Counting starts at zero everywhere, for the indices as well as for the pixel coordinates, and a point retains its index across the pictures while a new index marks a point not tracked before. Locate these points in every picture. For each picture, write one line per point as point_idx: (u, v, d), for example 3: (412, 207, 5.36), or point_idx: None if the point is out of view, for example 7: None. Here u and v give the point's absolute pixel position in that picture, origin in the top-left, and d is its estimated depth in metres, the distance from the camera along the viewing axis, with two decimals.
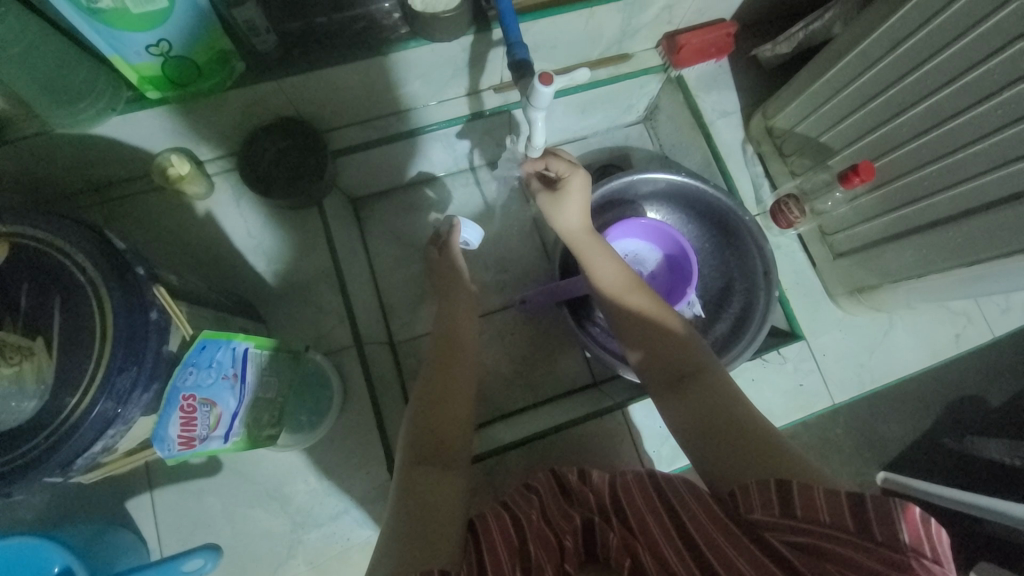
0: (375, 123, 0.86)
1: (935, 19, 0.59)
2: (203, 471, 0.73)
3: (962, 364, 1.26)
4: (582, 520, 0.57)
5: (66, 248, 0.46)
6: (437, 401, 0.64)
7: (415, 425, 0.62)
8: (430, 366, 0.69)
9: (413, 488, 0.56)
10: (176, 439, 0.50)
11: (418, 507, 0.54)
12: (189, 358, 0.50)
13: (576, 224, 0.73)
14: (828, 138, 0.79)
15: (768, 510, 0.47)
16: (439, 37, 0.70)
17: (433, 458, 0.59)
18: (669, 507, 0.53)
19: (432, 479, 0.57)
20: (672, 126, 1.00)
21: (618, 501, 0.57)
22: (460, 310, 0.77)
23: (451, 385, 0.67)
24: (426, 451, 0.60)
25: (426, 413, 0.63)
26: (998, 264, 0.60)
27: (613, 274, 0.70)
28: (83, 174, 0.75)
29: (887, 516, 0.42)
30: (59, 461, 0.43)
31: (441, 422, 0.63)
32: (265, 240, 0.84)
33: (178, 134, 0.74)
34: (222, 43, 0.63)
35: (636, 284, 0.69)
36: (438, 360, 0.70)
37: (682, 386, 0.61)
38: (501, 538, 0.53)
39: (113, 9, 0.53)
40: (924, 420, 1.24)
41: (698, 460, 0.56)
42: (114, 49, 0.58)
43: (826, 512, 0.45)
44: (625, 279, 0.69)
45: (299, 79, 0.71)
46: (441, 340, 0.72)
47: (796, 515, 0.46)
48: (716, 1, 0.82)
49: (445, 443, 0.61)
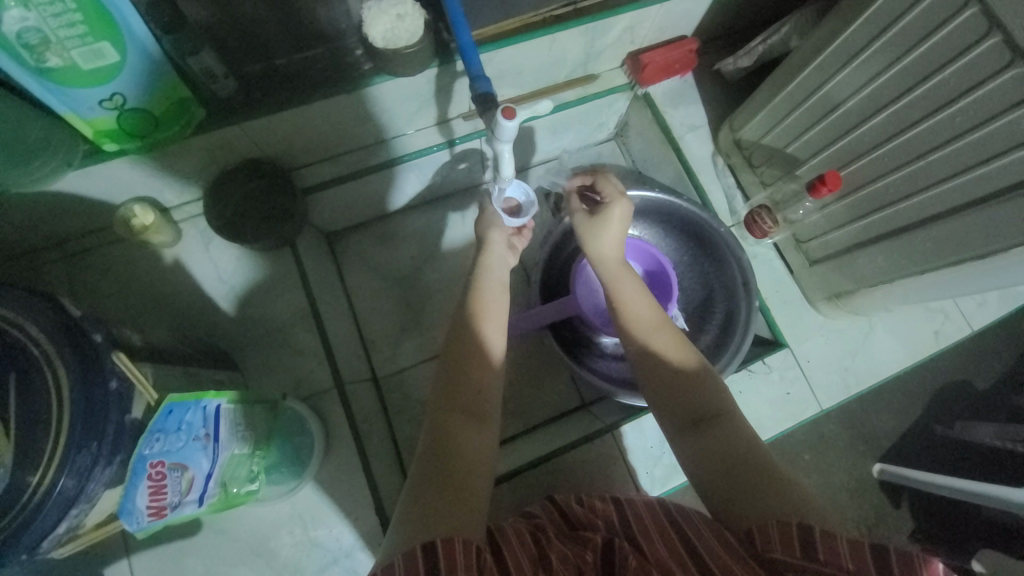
0: (345, 158, 0.85)
1: (885, 33, 0.59)
2: (181, 534, 0.70)
3: (948, 352, 1.27)
4: (602, 540, 0.55)
5: (16, 322, 0.43)
6: (468, 354, 0.59)
7: (443, 388, 0.57)
8: (457, 324, 0.62)
9: (438, 438, 0.53)
10: (145, 510, 0.48)
11: (443, 469, 0.50)
12: (155, 425, 0.48)
13: (614, 247, 0.70)
14: (795, 147, 0.78)
15: (789, 551, 0.45)
16: (402, 72, 0.70)
17: (462, 411, 0.55)
18: (679, 529, 0.53)
19: (464, 433, 0.53)
20: (642, 142, 1.01)
21: (629, 524, 0.57)
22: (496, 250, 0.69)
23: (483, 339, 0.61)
24: (454, 402, 0.56)
25: (454, 372, 0.58)
26: (968, 267, 0.61)
27: (637, 305, 0.66)
28: (43, 230, 0.73)
29: (910, 569, 0.40)
30: (23, 545, 0.41)
31: (471, 386, 0.57)
32: (239, 283, 0.82)
33: (140, 184, 0.72)
34: (180, 91, 0.62)
35: (663, 323, 0.65)
36: (464, 320, 0.62)
37: (705, 428, 0.57)
38: (521, 550, 0.52)
39: (62, 67, 0.52)
40: (915, 411, 1.25)
41: (713, 497, 0.54)
42: (66, 106, 0.57)
43: (849, 558, 0.42)
44: (652, 313, 0.66)
45: (264, 121, 0.70)
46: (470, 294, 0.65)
47: (817, 559, 0.43)
48: (676, 19, 0.83)
49: (475, 400, 0.56)
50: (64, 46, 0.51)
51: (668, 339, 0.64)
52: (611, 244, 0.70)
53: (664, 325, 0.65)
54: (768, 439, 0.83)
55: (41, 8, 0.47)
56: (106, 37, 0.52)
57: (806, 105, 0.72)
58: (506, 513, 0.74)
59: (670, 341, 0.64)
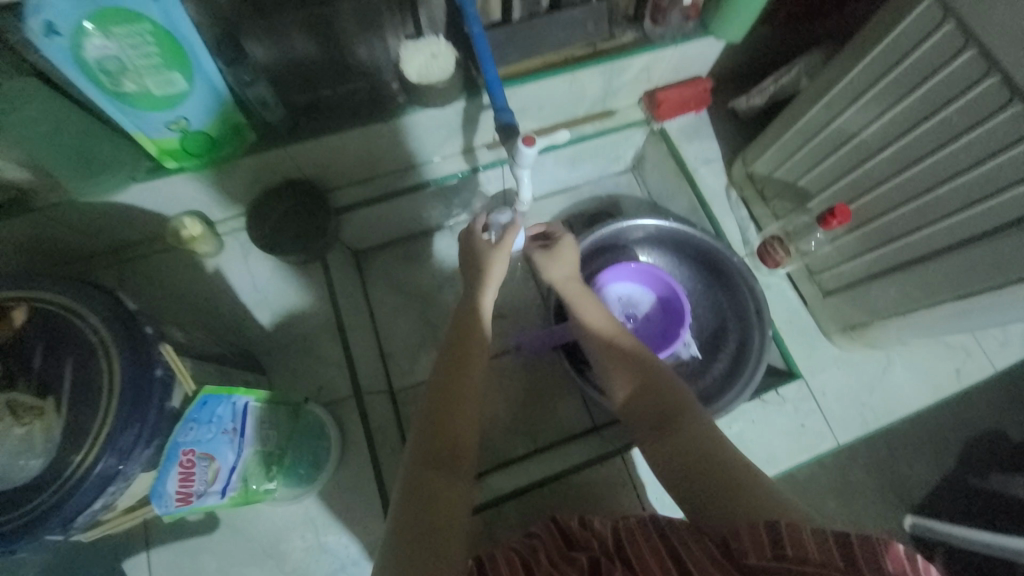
0: (375, 182, 0.91)
1: (888, 74, 0.62)
2: (199, 529, 0.72)
3: (978, 398, 1.23)
4: (589, 560, 0.55)
5: (83, 312, 0.49)
6: (450, 409, 0.61)
7: (419, 437, 0.59)
8: (441, 372, 0.63)
9: (424, 474, 0.56)
10: (174, 495, 0.52)
11: (423, 523, 0.53)
12: (191, 413, 0.52)
13: (562, 276, 0.75)
14: (805, 181, 0.81)
15: (759, 553, 0.44)
16: (432, 103, 0.77)
17: (440, 462, 0.57)
18: (670, 547, 0.51)
19: (442, 484, 0.56)
20: (658, 174, 1.05)
21: (619, 543, 0.56)
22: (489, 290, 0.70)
23: (463, 390, 0.62)
24: (433, 454, 0.58)
25: (431, 423, 0.60)
26: (985, 297, 0.61)
27: (598, 319, 0.70)
28: (101, 238, 0.80)
29: (874, 556, 0.41)
30: (61, 518, 0.44)
31: (451, 433, 0.59)
32: (270, 293, 0.87)
33: (190, 199, 0.79)
34: (236, 117, 0.69)
35: (625, 333, 0.69)
36: (449, 368, 0.64)
37: (670, 430, 0.60)
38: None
39: (137, 92, 0.59)
40: (945, 459, 1.19)
41: (691, 502, 0.55)
42: (137, 127, 0.64)
43: (816, 551, 0.42)
44: (613, 328, 0.69)
45: (305, 144, 0.76)
46: (452, 341, 0.67)
47: (787, 556, 0.43)
48: (690, 61, 0.89)
49: (454, 451, 0.58)
50: (141, 74, 0.58)
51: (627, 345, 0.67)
52: (563, 269, 0.75)
53: (625, 332, 0.69)
54: (782, 473, 0.82)
55: (122, 39, 0.55)
56: (178, 68, 0.59)
57: (815, 141, 0.75)
58: (512, 532, 0.76)
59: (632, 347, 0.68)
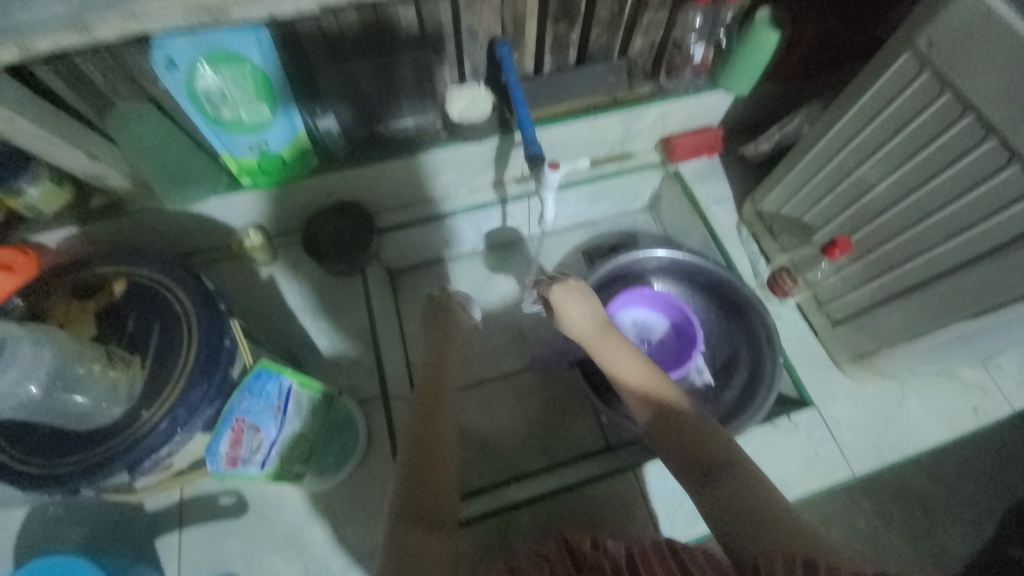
0: (414, 207, 1.02)
1: (876, 119, 0.70)
2: (230, 512, 0.77)
3: None
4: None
5: (172, 286, 0.58)
6: (427, 464, 0.59)
7: (402, 488, 0.58)
8: (413, 423, 0.63)
9: (409, 498, 0.57)
10: (223, 456, 0.58)
11: (408, 572, 0.52)
12: (247, 384, 0.59)
13: (585, 324, 0.72)
14: (810, 217, 0.87)
15: None
16: (471, 139, 0.89)
17: (419, 520, 0.55)
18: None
19: (423, 543, 0.54)
20: (673, 212, 1.13)
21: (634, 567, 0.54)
22: (455, 354, 0.73)
23: (439, 446, 0.61)
24: (415, 511, 0.56)
25: (415, 479, 0.58)
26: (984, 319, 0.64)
27: (635, 374, 0.67)
28: (174, 244, 0.91)
29: None
30: (128, 460, 0.51)
31: (431, 488, 0.58)
32: (312, 301, 0.96)
33: (256, 213, 0.90)
34: (306, 143, 0.82)
35: (670, 386, 0.66)
36: (421, 421, 0.63)
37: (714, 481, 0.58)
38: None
39: (232, 119, 0.72)
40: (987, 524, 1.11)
41: (722, 531, 0.55)
42: (225, 146, 0.77)
43: None
44: (651, 381, 0.66)
45: (362, 170, 0.89)
46: (425, 398, 0.66)
47: None
48: (702, 112, 0.99)
49: (433, 506, 0.57)
50: (237, 105, 0.71)
51: (672, 402, 0.64)
52: (582, 321, 0.72)
53: (666, 384, 0.66)
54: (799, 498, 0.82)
55: (228, 76, 0.67)
56: (266, 102, 0.72)
57: (817, 179, 0.82)
58: (526, 545, 0.78)
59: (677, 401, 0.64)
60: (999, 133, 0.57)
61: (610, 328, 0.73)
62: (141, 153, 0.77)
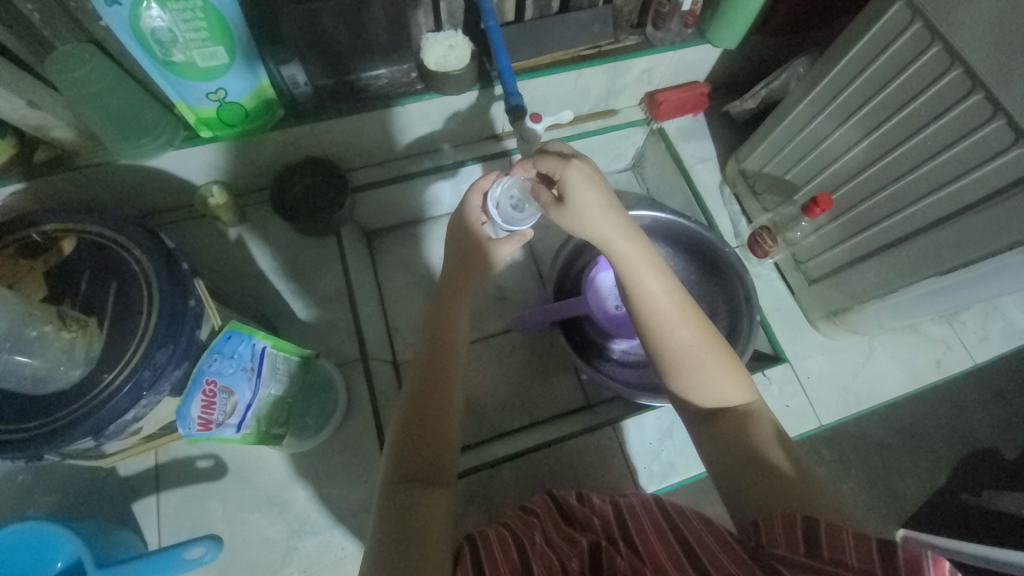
0: (390, 164, 0.97)
1: (864, 72, 0.69)
2: (209, 476, 0.77)
3: (976, 414, 1.22)
4: (589, 543, 0.56)
5: (127, 244, 0.54)
6: (426, 423, 0.60)
7: (401, 449, 0.58)
8: (418, 386, 0.62)
9: (410, 459, 0.57)
10: (196, 419, 0.55)
11: (408, 526, 0.52)
12: (215, 346, 0.56)
13: (609, 237, 0.61)
14: (793, 175, 0.86)
15: (793, 549, 0.47)
16: (449, 91, 0.82)
17: (417, 477, 0.56)
18: (682, 539, 0.54)
19: (419, 498, 0.54)
20: (656, 171, 1.11)
21: (621, 526, 0.58)
22: (457, 304, 0.69)
23: (438, 406, 0.61)
24: (410, 469, 0.56)
25: (416, 439, 0.59)
26: None
27: (659, 302, 0.61)
28: (132, 201, 0.85)
29: (917, 566, 0.39)
30: (92, 425, 0.48)
31: (432, 447, 0.58)
32: (285, 263, 0.92)
33: (220, 169, 0.85)
34: (269, 92, 0.76)
35: (689, 308, 0.61)
36: (421, 380, 0.63)
37: (719, 421, 0.59)
38: (502, 558, 0.54)
39: (184, 63, 0.65)
40: (940, 472, 1.18)
41: (723, 487, 0.57)
42: (179, 95, 0.70)
43: (854, 556, 0.43)
44: (677, 311, 0.61)
45: (331, 122, 0.83)
46: (425, 355, 0.65)
47: (822, 557, 0.44)
48: (688, 65, 0.96)
49: (434, 464, 0.58)
50: (189, 46, 0.64)
51: (693, 337, 0.60)
52: (607, 231, 0.61)
53: (692, 317, 0.61)
54: None
55: (176, 13, 0.60)
56: (222, 43, 0.65)
57: (801, 137, 0.81)
58: (508, 498, 0.80)
59: (700, 336, 0.60)
60: (985, 87, 0.56)
61: (637, 242, 0.62)
62: (83, 102, 0.67)
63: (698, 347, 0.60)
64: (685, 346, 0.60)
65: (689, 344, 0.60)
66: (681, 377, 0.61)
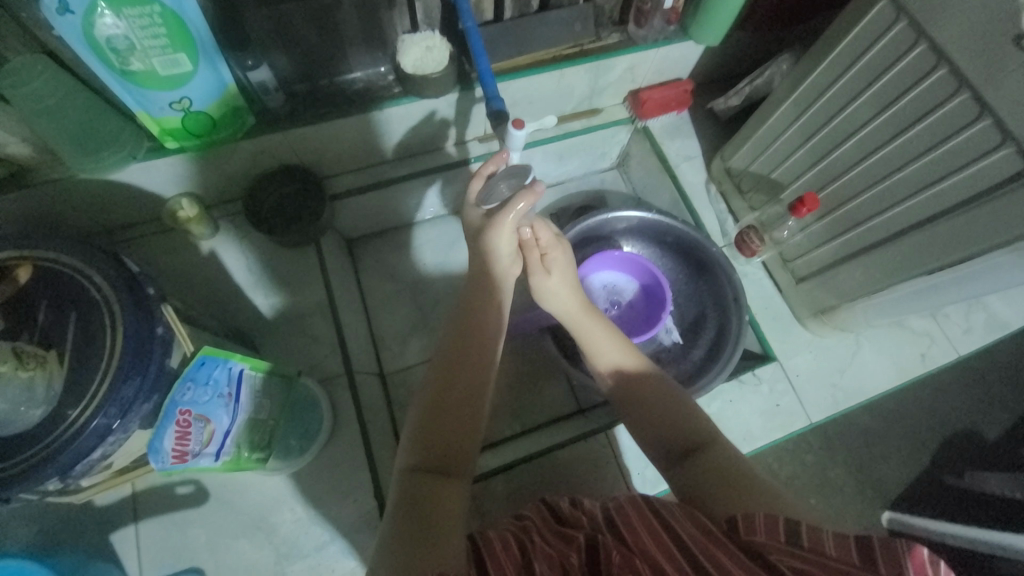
0: (370, 170, 0.94)
1: (850, 70, 0.68)
2: (191, 502, 0.74)
3: (956, 397, 1.24)
4: (586, 538, 0.54)
5: (87, 271, 0.51)
6: (449, 413, 0.58)
7: (417, 435, 0.57)
8: (436, 384, 0.60)
9: (422, 449, 0.56)
10: (170, 452, 0.53)
11: (422, 517, 0.50)
12: (188, 373, 0.53)
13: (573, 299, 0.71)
14: (778, 174, 0.86)
15: (773, 536, 0.45)
16: (427, 93, 0.79)
17: (436, 467, 0.55)
18: (664, 524, 0.52)
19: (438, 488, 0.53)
20: (642, 170, 1.10)
21: (612, 521, 0.56)
22: (497, 298, 0.66)
23: (464, 395, 0.60)
24: (429, 455, 0.56)
25: (428, 427, 0.58)
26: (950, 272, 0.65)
27: (615, 356, 0.68)
28: (98, 217, 0.81)
29: (893, 556, 0.39)
30: (59, 465, 0.45)
31: (455, 436, 0.58)
32: (263, 275, 0.89)
33: (187, 180, 0.81)
34: (237, 100, 0.72)
35: (640, 359, 0.68)
36: (443, 370, 0.61)
37: (694, 457, 0.58)
38: (506, 557, 0.52)
39: (143, 72, 0.61)
40: (924, 457, 1.20)
41: (698, 498, 0.55)
42: (140, 104, 0.66)
43: (833, 549, 0.42)
44: (631, 361, 0.68)
45: (303, 130, 0.79)
46: (453, 342, 0.63)
47: (801, 546, 0.43)
48: (672, 62, 0.94)
49: (448, 452, 0.57)
50: (148, 54, 0.60)
51: (647, 389, 0.65)
52: (566, 294, 0.70)
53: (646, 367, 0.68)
54: (760, 448, 0.86)
55: (132, 20, 0.56)
56: (184, 50, 0.61)
57: (787, 134, 0.80)
58: (501, 510, 0.78)
59: (656, 384, 0.66)
60: (972, 86, 0.56)
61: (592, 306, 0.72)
62: (38, 114, 0.63)
63: (654, 398, 0.65)
64: (643, 394, 0.65)
65: (646, 392, 0.65)
66: (642, 424, 0.64)
